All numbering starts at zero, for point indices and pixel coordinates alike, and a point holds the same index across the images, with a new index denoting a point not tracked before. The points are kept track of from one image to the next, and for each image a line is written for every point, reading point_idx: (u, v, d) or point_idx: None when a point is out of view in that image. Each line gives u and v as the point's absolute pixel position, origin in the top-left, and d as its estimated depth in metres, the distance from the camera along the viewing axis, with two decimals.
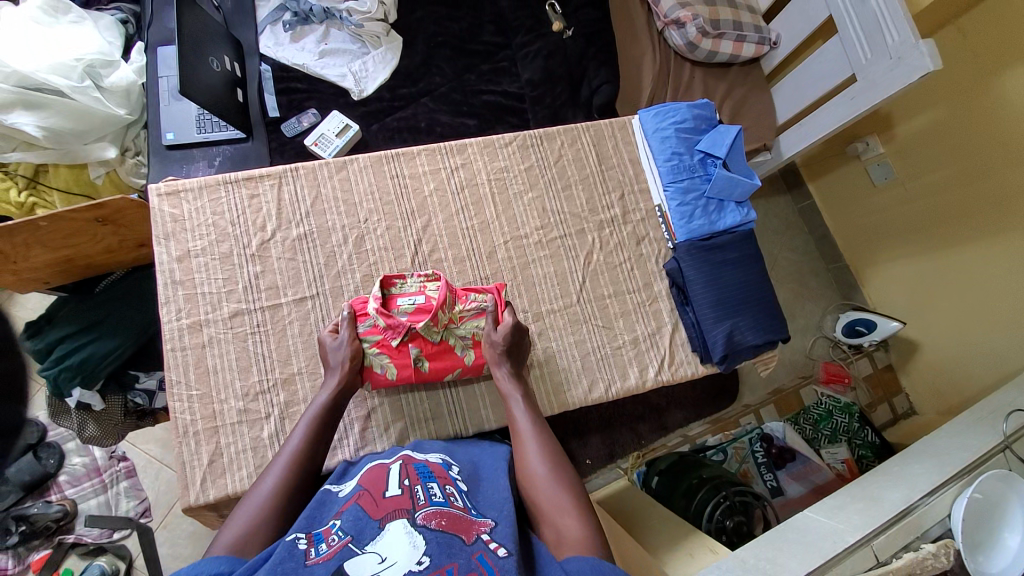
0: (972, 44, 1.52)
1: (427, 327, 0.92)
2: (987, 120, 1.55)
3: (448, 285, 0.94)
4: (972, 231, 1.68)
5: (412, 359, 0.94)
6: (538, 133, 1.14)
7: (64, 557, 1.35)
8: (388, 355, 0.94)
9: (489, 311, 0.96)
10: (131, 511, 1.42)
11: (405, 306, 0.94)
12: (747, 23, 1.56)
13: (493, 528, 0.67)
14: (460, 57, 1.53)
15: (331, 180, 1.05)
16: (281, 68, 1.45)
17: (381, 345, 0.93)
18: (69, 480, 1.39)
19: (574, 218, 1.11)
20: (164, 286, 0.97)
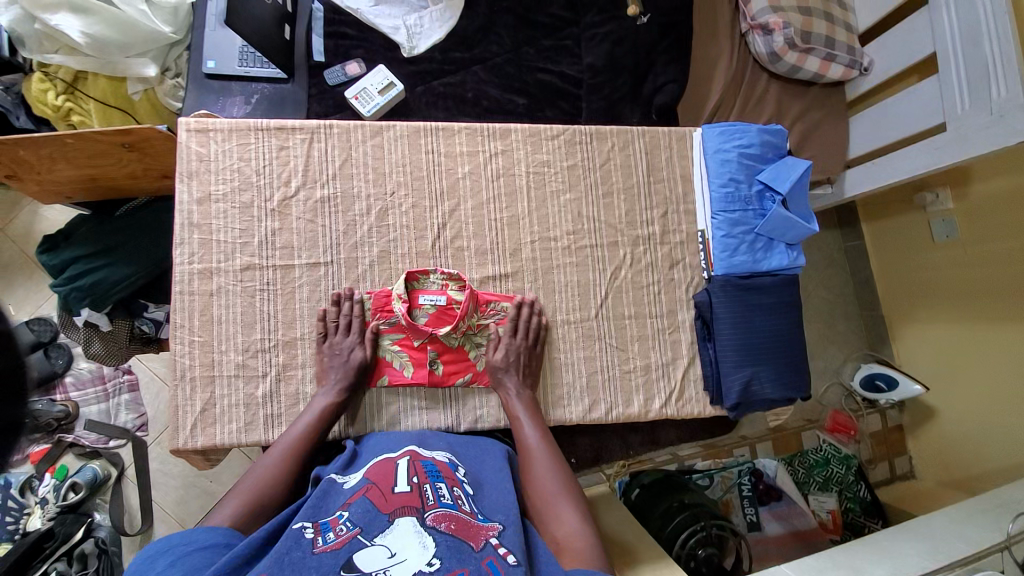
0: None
1: (448, 333, 0.95)
2: None
3: (471, 293, 0.94)
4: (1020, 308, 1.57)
5: (429, 363, 0.95)
6: (589, 130, 1.06)
7: (62, 455, 1.39)
8: (407, 354, 0.96)
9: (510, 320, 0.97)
10: (128, 423, 1.44)
11: (429, 309, 0.96)
12: (840, 43, 1.43)
13: (501, 533, 0.68)
14: (522, 27, 1.42)
15: (364, 144, 1.00)
16: (334, 10, 1.37)
17: (400, 343, 0.96)
18: (74, 383, 1.40)
19: (610, 228, 1.04)
20: (180, 226, 0.94)
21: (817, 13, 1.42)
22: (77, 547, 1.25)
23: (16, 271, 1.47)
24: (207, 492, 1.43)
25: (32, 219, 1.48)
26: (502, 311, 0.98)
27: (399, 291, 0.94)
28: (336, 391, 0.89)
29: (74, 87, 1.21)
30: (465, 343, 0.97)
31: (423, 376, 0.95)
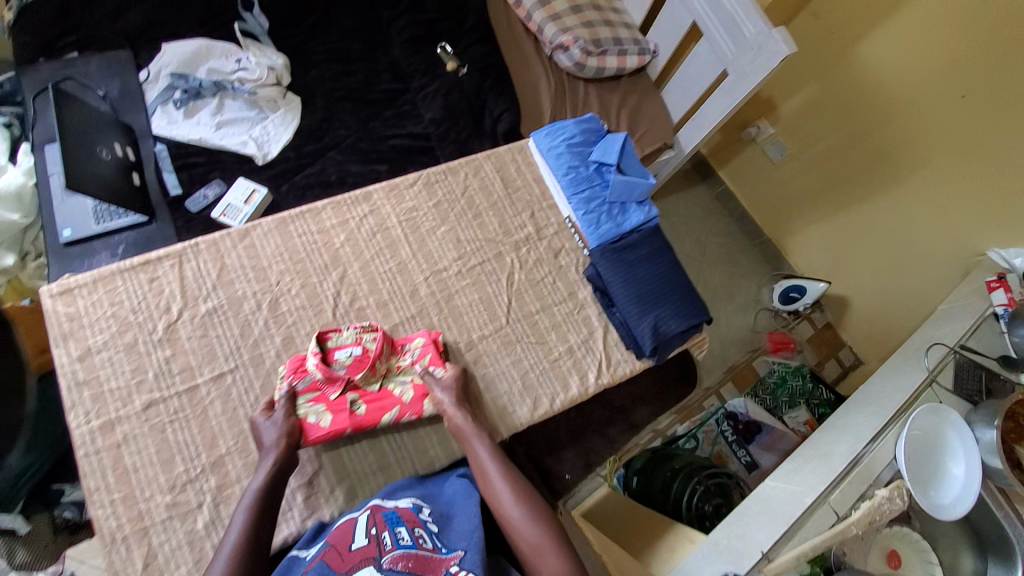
0: (824, 20, 1.71)
1: (367, 377, 0.96)
2: (856, 86, 1.74)
3: (386, 335, 0.98)
4: (867, 185, 1.87)
5: (353, 411, 0.94)
6: (441, 169, 1.17)
7: None
8: (324, 406, 0.93)
9: (423, 357, 0.99)
10: None
11: (343, 360, 0.95)
12: (625, 39, 1.75)
13: (463, 559, 0.71)
14: (361, 108, 1.56)
15: (235, 249, 1.03)
16: (177, 145, 1.42)
17: (318, 399, 0.94)
18: None
19: (489, 242, 1.13)
20: (67, 389, 0.91)
21: (597, 24, 1.73)
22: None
23: None
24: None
25: None
26: (414, 347, 1.00)
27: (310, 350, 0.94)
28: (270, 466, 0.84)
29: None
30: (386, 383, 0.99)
31: (350, 424, 0.93)
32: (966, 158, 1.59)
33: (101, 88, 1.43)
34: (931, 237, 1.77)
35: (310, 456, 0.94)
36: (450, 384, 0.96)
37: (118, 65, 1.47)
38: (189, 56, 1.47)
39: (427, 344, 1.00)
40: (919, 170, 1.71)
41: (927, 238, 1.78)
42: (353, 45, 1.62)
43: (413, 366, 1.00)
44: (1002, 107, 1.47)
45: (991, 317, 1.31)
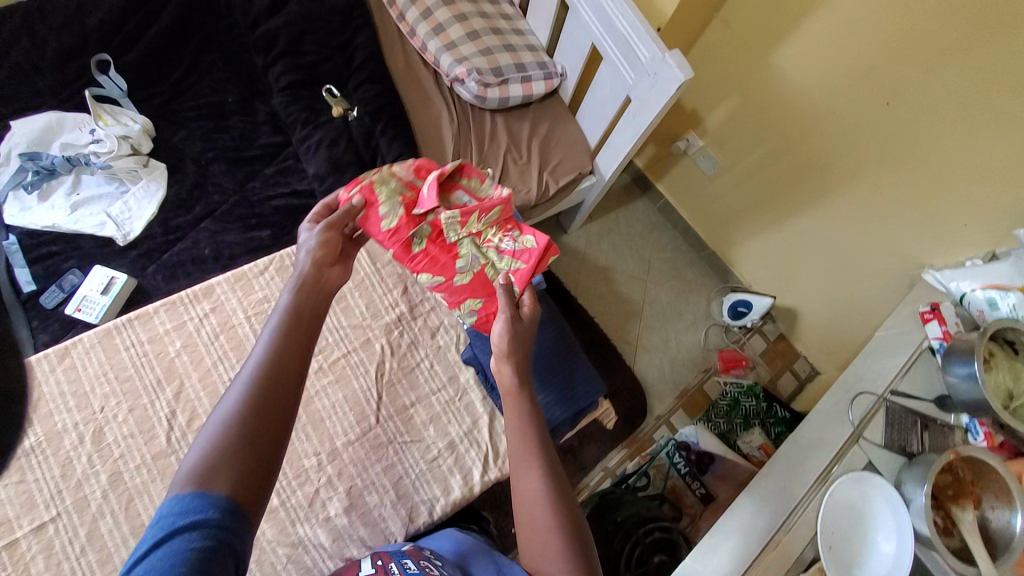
0: (738, 29, 1.60)
1: (454, 228, 0.99)
2: (778, 96, 1.64)
3: (504, 207, 1.01)
4: (803, 197, 1.77)
5: (417, 234, 0.97)
6: (297, 248, 1.05)
7: None
8: (401, 208, 0.95)
9: (520, 258, 1.00)
10: None
11: (455, 198, 1.01)
12: (529, 63, 1.63)
13: None
14: (238, 167, 1.42)
15: (54, 373, 0.90)
16: (31, 234, 1.27)
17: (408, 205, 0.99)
18: None
19: (356, 329, 1.03)
20: None
21: (496, 49, 1.60)
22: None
23: None
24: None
25: None
26: (520, 243, 1.00)
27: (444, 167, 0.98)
28: (311, 252, 0.79)
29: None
30: (464, 244, 1.01)
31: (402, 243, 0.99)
32: (894, 166, 1.49)
33: None
34: (868, 247, 1.68)
35: None
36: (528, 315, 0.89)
37: None
38: (40, 133, 1.33)
39: (533, 248, 0.98)
40: (850, 178, 1.61)
41: (869, 249, 1.68)
42: (227, 98, 1.49)
43: (504, 259, 1.01)
44: (924, 113, 1.37)
45: (929, 351, 1.26)
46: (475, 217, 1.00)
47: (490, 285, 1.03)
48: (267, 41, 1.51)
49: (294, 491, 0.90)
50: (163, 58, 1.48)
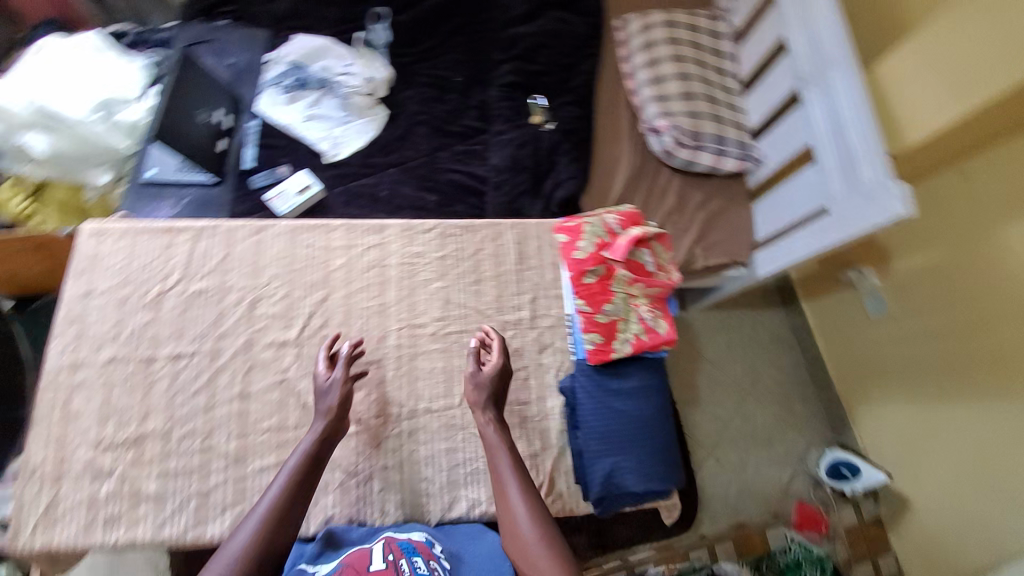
0: (974, 185, 1.41)
1: (621, 279, 0.99)
2: (996, 271, 1.40)
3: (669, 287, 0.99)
4: (977, 389, 1.49)
5: (592, 270, 1.00)
6: (462, 224, 1.13)
7: None
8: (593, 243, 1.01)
9: (655, 334, 0.99)
10: None
11: (640, 257, 1.01)
12: (731, 139, 1.63)
13: None
14: (437, 136, 1.59)
15: (245, 241, 1.07)
16: (269, 126, 1.56)
17: (601, 242, 1.02)
18: None
19: (478, 314, 1.07)
20: (59, 321, 0.98)
21: (705, 116, 1.62)
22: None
23: None
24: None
25: None
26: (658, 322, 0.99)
27: (647, 230, 1.01)
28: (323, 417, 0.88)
29: (34, 193, 1.55)
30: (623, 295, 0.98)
31: (577, 269, 1.01)
32: None
33: (233, 58, 1.64)
34: None
35: (220, 468, 0.92)
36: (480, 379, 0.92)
37: (254, 42, 1.68)
38: (310, 51, 1.65)
39: (662, 334, 0.99)
40: None
41: None
42: (454, 77, 1.67)
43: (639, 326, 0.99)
44: None
45: None
46: (641, 283, 0.99)
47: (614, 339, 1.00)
48: (509, 43, 1.70)
49: (367, 428, 0.97)
50: (422, 28, 1.72)
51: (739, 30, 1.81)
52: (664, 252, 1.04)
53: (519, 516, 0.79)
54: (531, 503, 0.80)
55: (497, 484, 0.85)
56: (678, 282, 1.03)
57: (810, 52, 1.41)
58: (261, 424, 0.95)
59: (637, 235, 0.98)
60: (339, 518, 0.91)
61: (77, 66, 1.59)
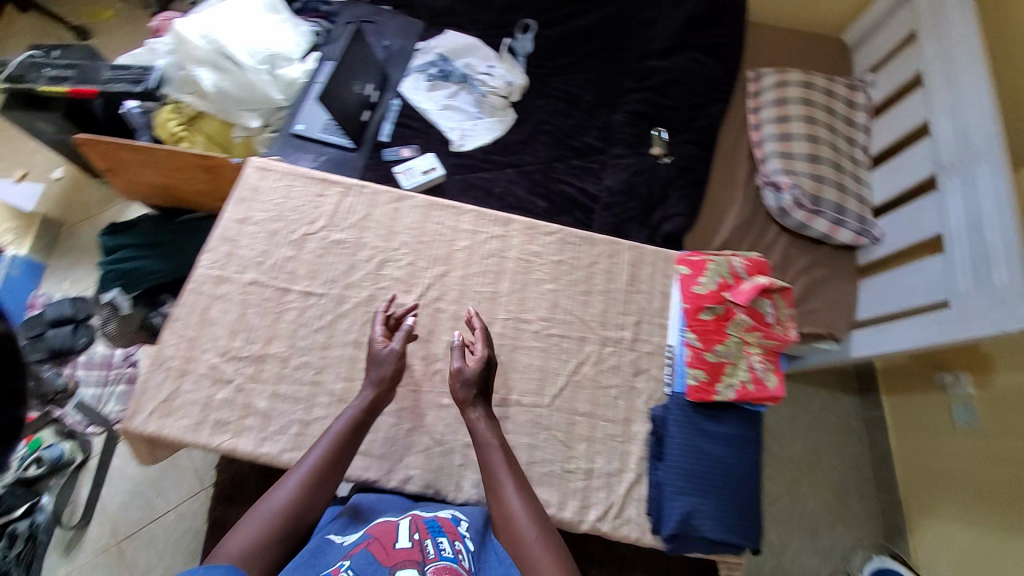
0: None
1: (740, 323, 1.01)
2: None
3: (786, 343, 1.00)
4: None
5: (711, 307, 1.02)
6: (582, 234, 1.16)
7: (44, 428, 1.73)
8: (717, 282, 1.04)
9: (764, 385, 0.98)
10: (111, 412, 1.81)
11: (761, 306, 1.03)
12: (850, 211, 1.58)
13: None
14: (558, 147, 1.65)
15: (386, 206, 1.16)
16: (409, 107, 1.68)
17: (723, 282, 1.04)
18: (84, 361, 1.83)
19: (581, 324, 1.08)
20: (215, 237, 1.09)
21: (828, 182, 1.59)
22: (11, 524, 1.53)
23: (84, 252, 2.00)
24: (191, 457, 1.74)
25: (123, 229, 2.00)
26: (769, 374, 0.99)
27: (774, 281, 1.03)
28: (370, 390, 0.92)
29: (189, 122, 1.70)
30: (737, 339, 1.00)
31: (695, 303, 1.03)
32: None
33: (387, 40, 1.77)
34: None
35: (324, 403, 0.99)
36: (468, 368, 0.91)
37: (409, 30, 1.81)
38: (459, 48, 1.76)
39: (771, 387, 0.98)
40: None
41: None
42: (584, 95, 1.73)
43: (748, 374, 0.99)
44: None
45: None
46: (759, 331, 1.00)
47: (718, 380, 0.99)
48: (645, 74, 1.75)
49: (458, 404, 1.00)
50: (564, 45, 1.79)
51: (876, 104, 1.79)
52: (784, 307, 1.05)
53: (524, 519, 0.80)
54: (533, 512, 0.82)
55: (491, 486, 0.86)
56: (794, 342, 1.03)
57: (954, 141, 1.37)
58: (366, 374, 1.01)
59: (765, 284, 1.00)
60: (417, 480, 0.95)
61: (251, 15, 1.72)
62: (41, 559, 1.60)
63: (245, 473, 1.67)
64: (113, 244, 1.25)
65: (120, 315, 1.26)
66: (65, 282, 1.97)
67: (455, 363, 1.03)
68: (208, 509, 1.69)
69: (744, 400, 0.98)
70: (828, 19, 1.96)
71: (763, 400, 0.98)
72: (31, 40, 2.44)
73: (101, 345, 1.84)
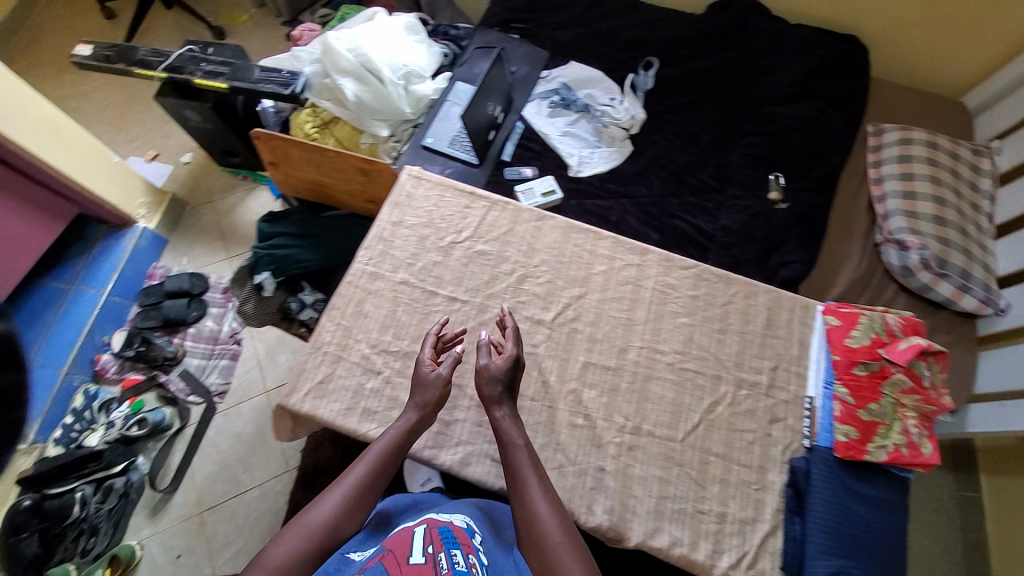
0: None
1: (896, 384, 1.02)
2: None
3: (943, 409, 1.01)
4: None
5: (866, 363, 1.03)
6: (719, 272, 1.16)
7: (147, 390, 1.82)
8: (870, 339, 1.06)
9: (920, 450, 0.98)
10: (213, 385, 1.86)
11: (917, 369, 1.04)
12: (977, 278, 1.52)
13: None
14: (673, 182, 1.67)
15: (527, 223, 1.21)
16: (530, 131, 1.75)
17: (875, 340, 1.07)
18: (193, 334, 1.92)
19: (717, 362, 1.07)
20: (372, 236, 1.18)
21: (955, 245, 1.53)
22: (108, 479, 1.62)
23: (202, 229, 2.14)
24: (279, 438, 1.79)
25: (240, 219, 2.16)
26: (925, 440, 0.99)
27: (932, 344, 1.05)
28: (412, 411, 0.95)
29: (322, 125, 1.83)
30: (891, 399, 1.02)
31: (848, 357, 1.05)
32: None
33: (514, 67, 1.86)
34: None
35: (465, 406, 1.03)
36: (487, 371, 0.95)
37: (534, 59, 1.90)
38: (582, 80, 1.83)
39: (927, 453, 0.98)
40: None
41: None
42: (701, 134, 1.75)
43: (902, 437, 0.99)
44: None
45: None
46: (915, 395, 1.01)
47: (871, 439, 0.99)
48: (765, 119, 1.75)
49: (592, 426, 1.01)
50: (683, 84, 1.83)
51: (1001, 172, 1.69)
52: (937, 371, 1.07)
53: (546, 517, 0.82)
54: (561, 530, 0.80)
55: (517, 487, 0.88)
56: (948, 410, 1.03)
57: None
58: None
59: (926, 346, 1.01)
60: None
61: (395, 35, 1.86)
62: (134, 511, 1.68)
63: (328, 463, 1.70)
64: (269, 232, 1.37)
65: (261, 294, 1.37)
66: (183, 258, 2.08)
67: (589, 385, 1.04)
68: (288, 492, 1.72)
69: (895, 463, 0.98)
70: (954, 80, 1.85)
71: (919, 465, 0.97)
72: (174, 34, 2.67)
73: (210, 319, 1.95)
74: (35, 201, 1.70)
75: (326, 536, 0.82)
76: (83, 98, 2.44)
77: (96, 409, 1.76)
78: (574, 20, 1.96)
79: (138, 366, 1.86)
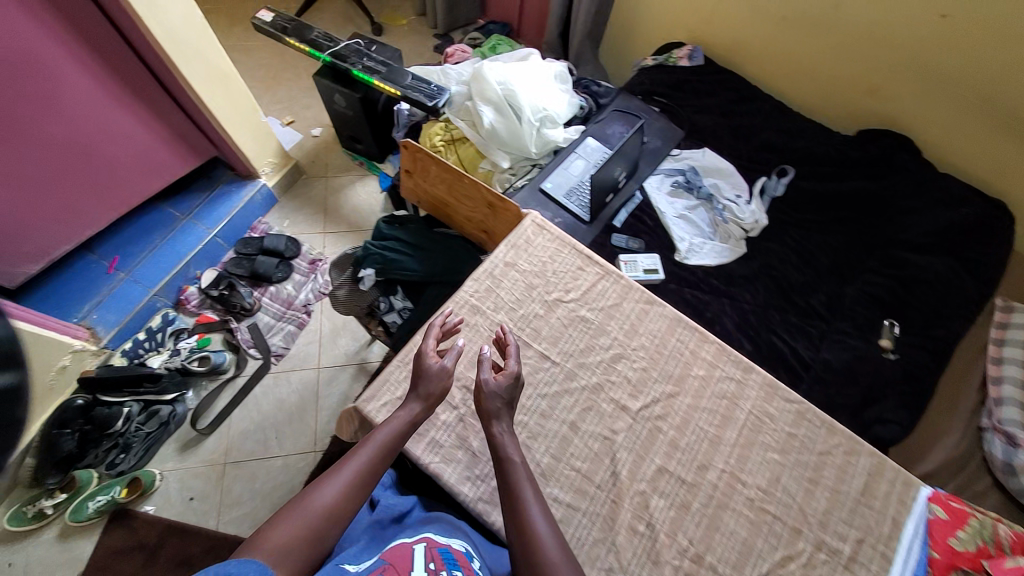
0: None
1: None
2: None
3: None
4: None
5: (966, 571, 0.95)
6: (823, 417, 1.09)
7: (217, 330, 1.92)
8: (976, 546, 0.97)
9: None
10: (274, 346, 1.92)
11: None
12: None
13: None
14: (778, 297, 1.62)
15: (635, 302, 1.19)
16: (648, 204, 1.77)
17: (981, 549, 0.98)
18: (272, 295, 2.01)
19: (800, 513, 0.99)
20: (484, 270, 1.19)
21: None
22: (156, 405, 1.72)
23: (311, 200, 2.26)
24: (316, 418, 1.82)
25: (347, 200, 2.27)
26: None
27: None
28: (416, 402, 0.96)
29: (450, 141, 1.90)
30: None
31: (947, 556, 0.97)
32: None
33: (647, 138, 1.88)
34: None
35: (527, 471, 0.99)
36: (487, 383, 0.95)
37: (669, 135, 1.91)
38: (712, 169, 1.82)
39: None
40: None
41: None
42: (819, 257, 1.69)
43: None
44: None
45: None
46: None
47: None
48: (892, 261, 1.67)
49: (653, 538, 0.95)
50: (811, 202, 1.79)
51: None
52: None
53: (543, 531, 0.83)
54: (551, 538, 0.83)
55: (509, 496, 0.88)
56: None
57: None
58: (574, 461, 1.00)
59: None
60: None
61: (544, 81, 1.93)
62: (165, 442, 1.74)
63: None
64: (385, 232, 1.45)
65: (357, 287, 1.40)
66: (285, 220, 2.20)
67: (659, 491, 0.99)
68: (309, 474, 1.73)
69: None
70: None
71: None
72: (339, 19, 2.90)
73: (290, 284, 2.04)
74: (184, 135, 1.86)
75: (324, 524, 0.81)
76: (246, 55, 2.68)
77: (168, 334, 1.87)
78: (717, 110, 1.97)
79: (215, 306, 1.96)
